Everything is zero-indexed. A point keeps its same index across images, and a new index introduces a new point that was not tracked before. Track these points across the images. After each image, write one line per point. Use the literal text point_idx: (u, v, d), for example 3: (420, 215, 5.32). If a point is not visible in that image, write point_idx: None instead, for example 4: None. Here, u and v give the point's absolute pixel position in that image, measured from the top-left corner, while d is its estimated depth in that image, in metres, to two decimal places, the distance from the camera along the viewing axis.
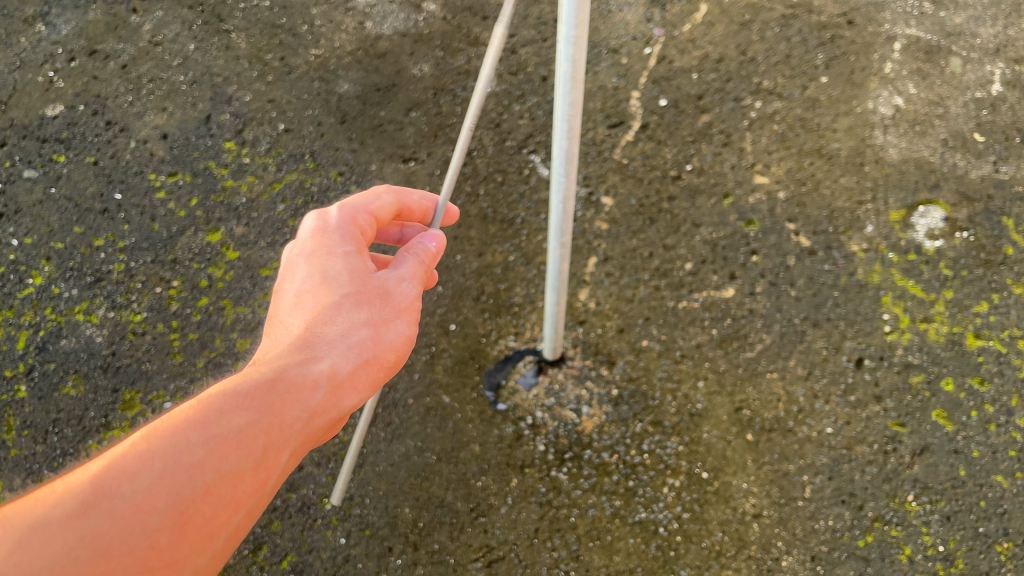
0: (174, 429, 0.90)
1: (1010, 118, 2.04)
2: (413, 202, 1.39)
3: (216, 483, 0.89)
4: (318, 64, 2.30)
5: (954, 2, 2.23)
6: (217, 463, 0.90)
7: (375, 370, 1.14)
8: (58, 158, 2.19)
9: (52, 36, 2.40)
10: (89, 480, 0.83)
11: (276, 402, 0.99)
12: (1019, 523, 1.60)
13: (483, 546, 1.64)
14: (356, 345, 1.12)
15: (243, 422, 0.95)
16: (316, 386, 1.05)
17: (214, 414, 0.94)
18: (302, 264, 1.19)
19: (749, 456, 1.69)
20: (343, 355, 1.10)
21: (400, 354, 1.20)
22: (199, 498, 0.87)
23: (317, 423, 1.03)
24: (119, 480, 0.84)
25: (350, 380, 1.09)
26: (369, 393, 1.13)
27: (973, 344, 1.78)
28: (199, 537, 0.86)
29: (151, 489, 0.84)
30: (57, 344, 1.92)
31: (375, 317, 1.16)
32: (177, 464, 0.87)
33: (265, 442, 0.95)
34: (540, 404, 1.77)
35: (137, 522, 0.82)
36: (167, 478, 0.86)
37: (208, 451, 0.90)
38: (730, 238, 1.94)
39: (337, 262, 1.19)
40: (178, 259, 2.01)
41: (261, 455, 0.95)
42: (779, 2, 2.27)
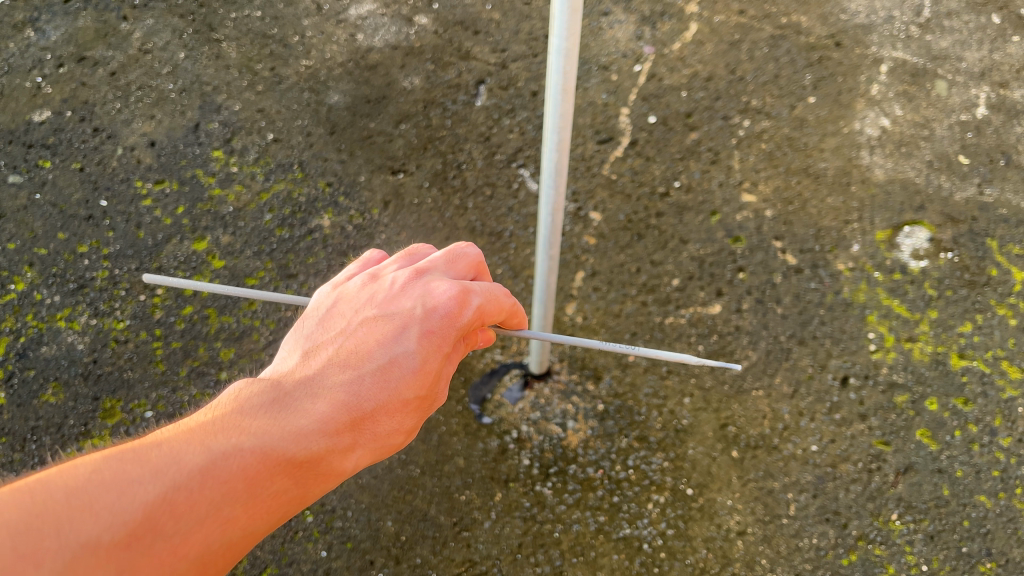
0: (225, 475, 0.88)
1: (995, 141, 2.07)
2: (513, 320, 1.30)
3: (229, 548, 0.86)
4: (308, 75, 2.30)
5: (941, 27, 2.26)
6: (244, 525, 0.88)
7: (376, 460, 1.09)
8: (43, 164, 2.18)
9: (40, 43, 2.39)
10: (144, 508, 0.81)
11: (309, 478, 0.95)
12: (1002, 543, 1.60)
13: (466, 561, 1.62)
14: (386, 445, 1.05)
15: (279, 489, 0.92)
16: (339, 477, 1.00)
17: (264, 473, 0.90)
18: (410, 336, 1.07)
19: (734, 473, 1.69)
20: (375, 451, 1.04)
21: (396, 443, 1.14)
22: (216, 555, 0.85)
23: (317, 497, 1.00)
24: (166, 518, 0.82)
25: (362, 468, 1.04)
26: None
27: (957, 364, 1.79)
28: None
29: (189, 541, 0.82)
30: (38, 351, 1.90)
31: (412, 427, 1.09)
32: (216, 517, 0.85)
33: (279, 518, 0.93)
34: (525, 418, 1.77)
35: (168, 566, 0.80)
36: (205, 528, 0.84)
37: (242, 513, 0.88)
38: (717, 254, 1.94)
39: (432, 357, 1.08)
40: (163, 267, 2.00)
41: (273, 523, 0.93)
42: (768, 23, 2.30)
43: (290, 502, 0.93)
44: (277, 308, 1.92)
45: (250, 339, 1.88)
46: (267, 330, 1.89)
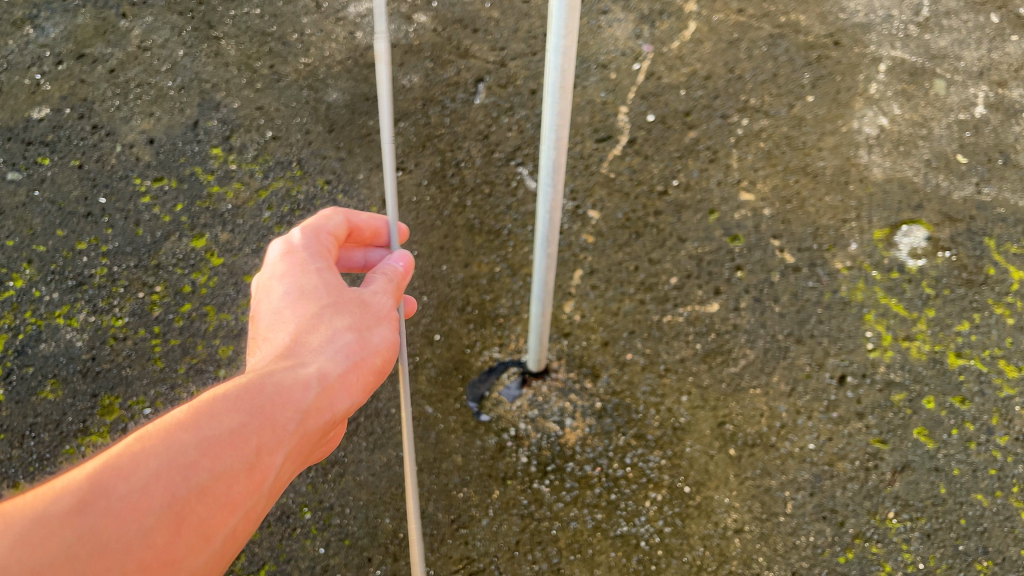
0: (165, 429, 0.86)
1: (993, 140, 2.07)
2: (359, 223, 1.30)
3: (211, 487, 0.85)
4: (307, 72, 2.30)
5: (939, 26, 2.26)
6: (211, 463, 0.86)
7: (365, 373, 1.09)
8: (42, 161, 2.18)
9: (40, 40, 2.40)
10: (85, 478, 0.78)
11: (266, 405, 0.95)
12: (998, 542, 1.60)
13: (463, 558, 1.63)
14: (342, 349, 1.07)
15: (235, 423, 0.91)
16: (309, 391, 1.00)
17: (204, 415, 0.89)
18: (276, 286, 1.13)
19: (731, 471, 1.69)
20: (333, 361, 1.05)
21: (388, 359, 1.15)
22: (195, 498, 0.83)
23: (312, 424, 0.99)
24: (114, 479, 0.79)
25: (341, 384, 1.05)
26: (362, 395, 1.10)
27: (954, 362, 1.79)
28: (196, 539, 0.82)
29: (147, 491, 0.80)
30: (36, 348, 1.90)
31: (358, 324, 1.12)
32: (171, 464, 0.83)
33: (260, 445, 0.91)
34: (523, 416, 1.77)
35: (132, 521, 0.78)
36: (162, 477, 0.82)
37: (203, 449, 0.86)
38: (715, 253, 1.94)
39: (308, 277, 1.13)
40: (162, 264, 2.00)
41: (261, 455, 0.91)
42: (766, 22, 2.30)
43: (258, 429, 0.92)
44: None
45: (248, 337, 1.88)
46: None
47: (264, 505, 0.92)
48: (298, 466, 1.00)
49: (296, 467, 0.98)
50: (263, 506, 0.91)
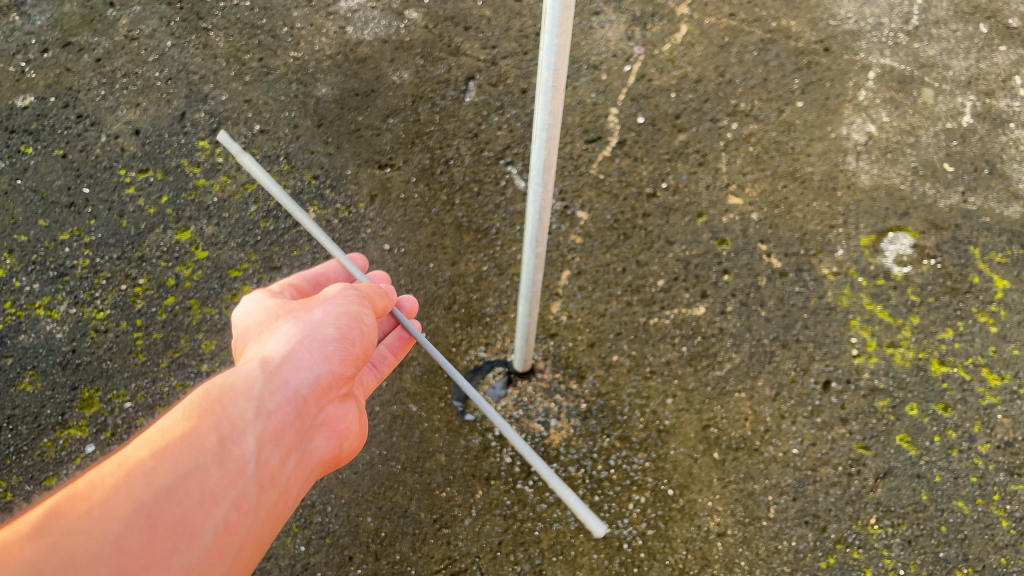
0: (118, 456, 0.89)
1: (979, 149, 2.08)
2: (320, 272, 1.51)
3: (179, 484, 0.87)
4: (296, 66, 2.28)
5: (929, 35, 2.27)
6: (170, 466, 0.88)
7: (317, 346, 1.15)
8: (25, 150, 2.15)
9: (25, 27, 2.37)
10: (41, 514, 0.80)
11: (217, 402, 0.99)
12: (978, 549, 1.61)
13: (445, 558, 1.62)
14: (285, 339, 1.15)
15: (188, 426, 0.94)
16: (256, 379, 1.05)
17: (156, 433, 0.93)
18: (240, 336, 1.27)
19: (715, 475, 1.69)
20: (278, 351, 1.12)
21: (345, 328, 1.20)
22: (163, 499, 0.85)
23: (270, 406, 1.03)
24: (73, 504, 0.81)
25: (290, 363, 1.10)
26: (325, 368, 1.14)
27: (937, 370, 1.80)
28: (176, 536, 0.83)
29: (109, 502, 0.82)
30: (16, 339, 1.88)
31: (298, 313, 1.20)
32: (128, 476, 0.85)
33: (220, 437, 0.94)
34: (508, 416, 1.76)
35: (99, 532, 0.79)
36: (122, 486, 0.84)
37: (162, 455, 0.89)
38: (703, 256, 1.94)
39: (255, 311, 1.27)
40: (145, 256, 1.98)
41: (226, 446, 0.94)
42: (758, 26, 2.30)
43: (213, 424, 0.95)
44: None
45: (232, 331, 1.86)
46: None
47: (250, 493, 0.94)
48: (285, 453, 1.02)
49: (279, 452, 1.00)
50: (249, 494, 0.94)
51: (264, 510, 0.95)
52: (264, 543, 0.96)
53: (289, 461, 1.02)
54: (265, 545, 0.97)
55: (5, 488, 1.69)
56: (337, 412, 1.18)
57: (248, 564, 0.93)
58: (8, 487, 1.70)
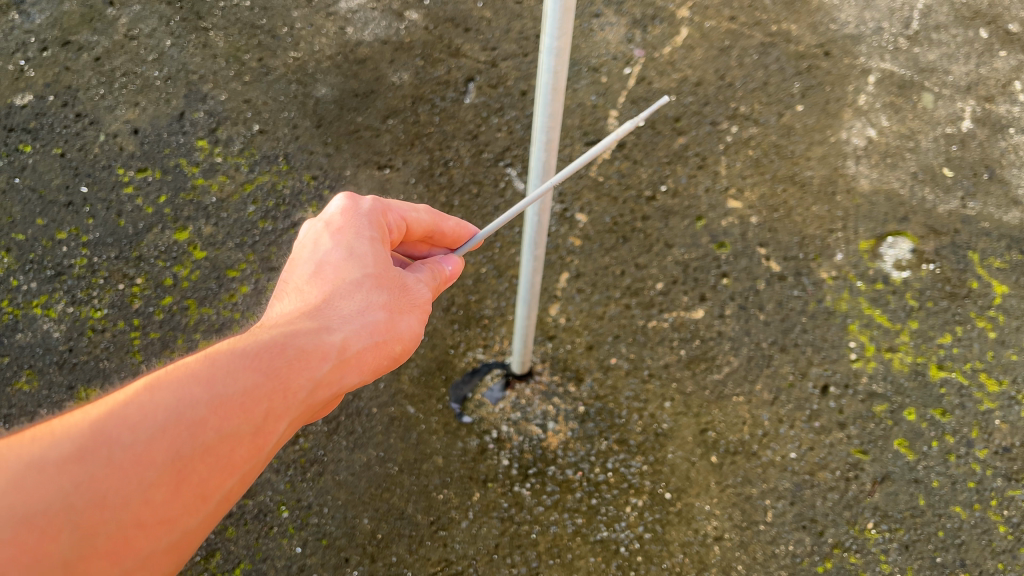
0: (178, 379, 0.84)
1: (979, 155, 2.08)
2: (445, 229, 1.27)
3: (215, 447, 0.83)
4: (296, 67, 2.28)
5: (929, 40, 2.27)
6: (218, 423, 0.84)
7: (381, 356, 1.06)
8: (24, 148, 2.15)
9: (24, 25, 2.36)
10: (89, 425, 0.78)
11: (283, 368, 0.93)
12: (976, 555, 1.61)
13: (442, 560, 1.62)
14: (369, 327, 1.04)
15: (248, 382, 0.88)
16: (327, 362, 0.97)
17: (219, 372, 0.87)
18: (328, 238, 1.12)
19: (712, 478, 1.69)
20: (359, 338, 1.02)
21: (406, 349, 1.11)
22: (197, 458, 0.82)
23: (319, 396, 0.97)
24: (119, 432, 0.79)
25: (358, 360, 1.02)
26: (371, 378, 1.06)
27: (936, 375, 1.80)
28: (193, 499, 0.81)
29: (149, 446, 0.79)
30: (12, 339, 1.88)
31: (392, 305, 1.09)
32: (178, 420, 0.82)
33: (267, 412, 0.89)
34: (505, 418, 1.76)
35: (133, 476, 0.78)
36: (167, 432, 0.81)
37: (214, 410, 0.84)
38: (702, 260, 1.94)
39: (359, 247, 1.10)
40: (143, 256, 1.97)
41: (269, 425, 0.89)
42: (758, 30, 2.30)
43: (269, 393, 0.90)
44: (257, 301, 1.90)
45: (229, 332, 1.86)
46: (247, 323, 1.86)
47: (263, 467, 0.91)
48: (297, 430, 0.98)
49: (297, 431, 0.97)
50: (262, 467, 0.90)
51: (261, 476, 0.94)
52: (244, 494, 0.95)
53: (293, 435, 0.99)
54: None
55: None
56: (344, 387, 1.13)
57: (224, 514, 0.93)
58: None
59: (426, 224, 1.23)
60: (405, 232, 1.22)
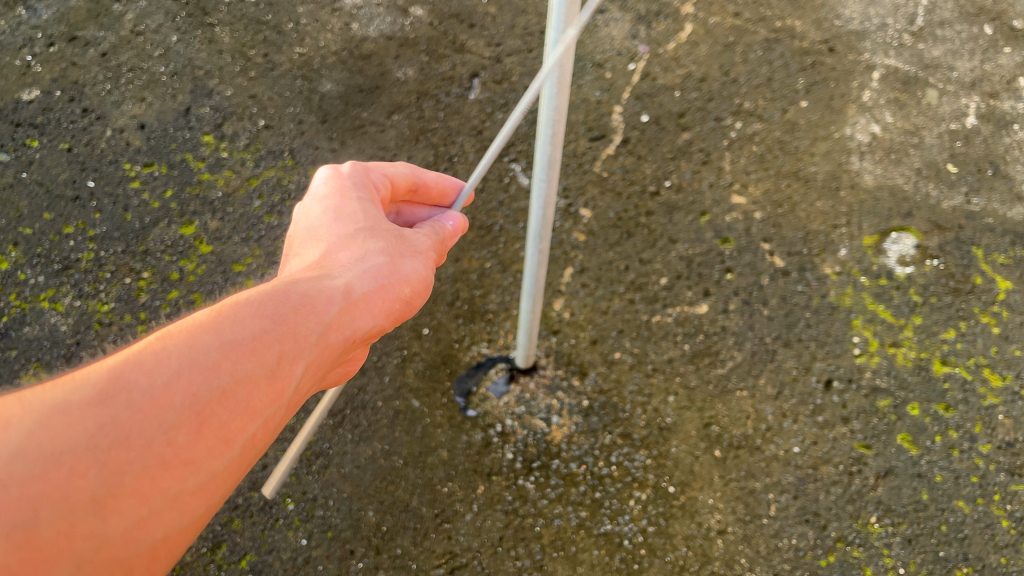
0: (188, 331, 0.85)
1: (983, 151, 2.08)
2: (427, 181, 1.31)
3: (233, 389, 0.84)
4: (301, 62, 2.29)
5: (933, 36, 2.27)
6: (232, 366, 0.85)
7: (389, 299, 1.09)
8: (31, 143, 2.16)
9: (32, 21, 2.37)
10: (106, 371, 0.78)
11: (290, 313, 0.94)
12: (979, 549, 1.61)
13: (447, 552, 1.63)
14: (372, 271, 1.08)
15: (257, 328, 0.90)
16: (334, 304, 1.00)
17: (227, 320, 0.89)
18: (318, 205, 1.15)
19: (716, 472, 1.70)
20: (363, 279, 1.06)
21: (415, 293, 1.14)
22: (217, 401, 0.82)
23: (331, 339, 0.98)
24: (136, 375, 0.79)
25: (364, 303, 1.04)
26: (382, 322, 1.09)
27: (939, 370, 1.80)
28: (217, 441, 0.81)
29: (168, 387, 0.80)
30: (20, 332, 1.89)
31: (391, 250, 1.12)
32: (192, 363, 0.82)
33: (281, 354, 0.90)
34: (509, 412, 1.76)
35: (153, 417, 0.77)
36: (184, 375, 0.81)
37: (229, 354, 0.86)
38: (705, 255, 1.95)
39: (348, 203, 1.14)
40: (149, 251, 1.98)
41: (282, 367, 0.90)
42: (762, 26, 2.30)
43: (280, 336, 0.91)
44: None
45: None
46: None
47: (283, 414, 0.91)
48: (315, 382, 0.99)
49: (316, 382, 0.98)
50: (282, 415, 0.91)
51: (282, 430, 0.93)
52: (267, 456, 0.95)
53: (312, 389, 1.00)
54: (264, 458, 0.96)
55: None
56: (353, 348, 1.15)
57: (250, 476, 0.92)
58: None
59: (409, 175, 1.28)
60: (392, 189, 1.26)
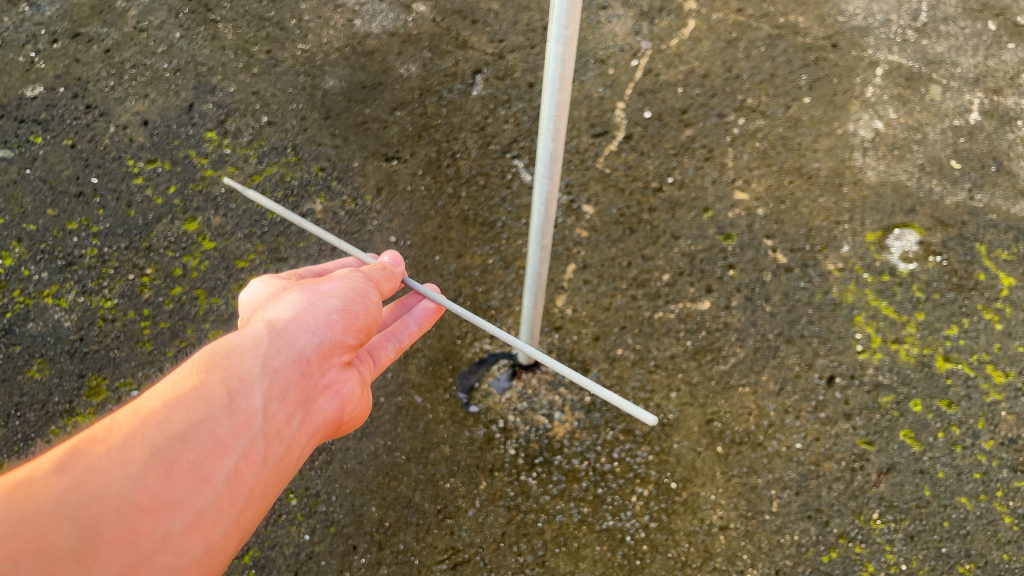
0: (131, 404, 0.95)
1: (987, 147, 2.08)
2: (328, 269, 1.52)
3: (191, 430, 0.93)
4: (304, 59, 2.29)
5: (937, 32, 2.27)
6: (184, 413, 0.94)
7: (321, 314, 1.19)
8: (35, 140, 2.17)
9: (35, 17, 2.38)
10: (63, 450, 0.87)
11: (226, 361, 1.04)
12: (981, 545, 1.61)
13: (449, 548, 1.63)
14: (290, 305, 1.19)
15: (199, 381, 1.00)
16: (261, 340, 1.10)
17: (166, 385, 0.99)
18: (242, 305, 1.32)
19: (718, 469, 1.70)
20: (283, 315, 1.17)
21: (351, 302, 1.24)
22: (177, 444, 0.91)
23: (276, 366, 1.08)
24: (91, 446, 0.87)
25: (295, 326, 1.15)
26: (328, 334, 1.18)
27: (942, 366, 1.80)
28: (191, 478, 0.90)
29: (126, 443, 0.88)
30: (24, 328, 1.89)
31: (305, 286, 1.25)
32: (143, 422, 0.91)
33: (229, 391, 1.01)
34: (512, 408, 1.77)
35: (118, 471, 0.86)
36: (138, 432, 0.90)
37: (173, 404, 0.95)
38: (708, 251, 1.95)
39: (258, 288, 1.30)
40: (153, 247, 1.99)
41: (235, 404, 1.00)
42: (766, 22, 2.30)
43: (222, 379, 1.02)
44: None
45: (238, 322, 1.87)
46: None
47: (260, 445, 1.00)
48: (290, 410, 1.07)
49: (286, 407, 1.07)
50: (257, 446, 1.00)
51: (273, 462, 1.02)
52: (272, 493, 1.03)
53: (294, 418, 1.08)
54: (273, 498, 1.03)
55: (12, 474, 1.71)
56: (337, 379, 1.20)
57: (259, 512, 0.99)
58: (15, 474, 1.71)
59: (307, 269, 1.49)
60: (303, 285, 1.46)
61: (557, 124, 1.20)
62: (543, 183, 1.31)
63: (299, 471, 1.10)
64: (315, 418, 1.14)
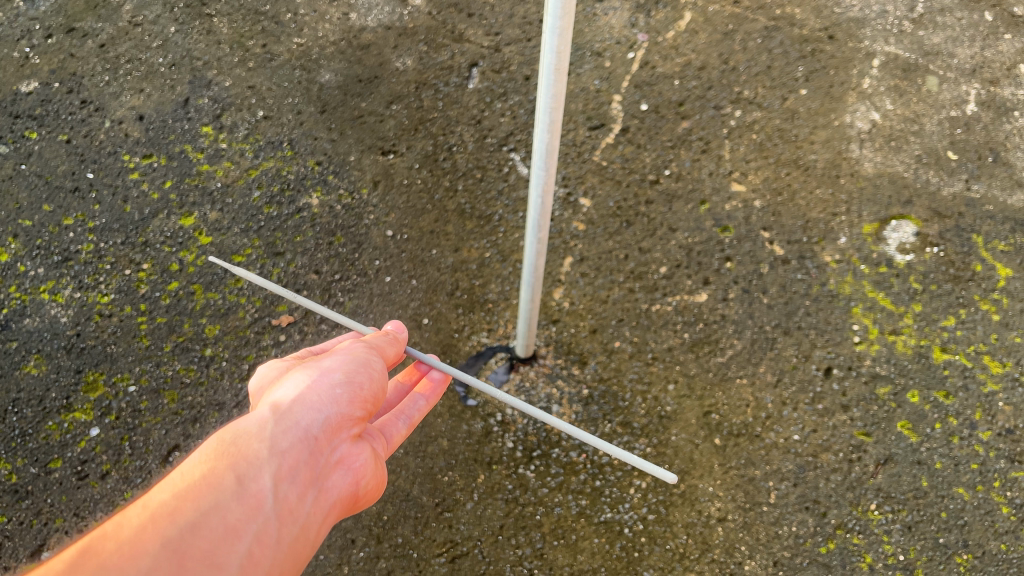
0: (138, 502, 0.85)
1: (984, 138, 2.07)
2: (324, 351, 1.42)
3: (202, 518, 0.83)
4: (300, 53, 2.28)
5: (933, 23, 2.27)
6: (193, 502, 0.85)
7: (325, 389, 1.10)
8: (30, 135, 2.16)
9: (29, 12, 2.37)
10: (69, 555, 0.76)
11: (233, 446, 0.95)
12: (978, 536, 1.61)
13: (447, 541, 1.63)
14: (292, 386, 1.11)
15: (205, 470, 0.90)
16: (266, 422, 1.01)
17: (171, 479, 0.89)
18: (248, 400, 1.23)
19: (716, 461, 1.70)
20: (287, 396, 1.07)
21: (355, 374, 1.16)
22: (188, 533, 0.81)
23: (284, 446, 0.99)
24: (101, 545, 0.77)
25: (299, 403, 1.06)
26: (335, 408, 1.09)
27: (939, 357, 1.80)
28: (205, 567, 0.80)
29: (136, 536, 0.78)
30: (21, 323, 1.89)
31: (306, 367, 1.16)
32: (151, 515, 0.81)
33: (237, 476, 0.91)
34: (510, 401, 1.77)
35: (129, 565, 0.75)
36: (147, 525, 0.80)
37: (182, 495, 0.85)
38: (705, 243, 1.95)
39: (263, 377, 1.23)
40: (149, 242, 1.98)
41: (245, 487, 0.91)
42: (762, 14, 2.30)
43: (230, 465, 0.92)
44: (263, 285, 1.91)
45: (235, 317, 1.87)
46: (253, 308, 1.87)
47: (274, 529, 0.91)
48: (302, 489, 0.97)
49: (298, 487, 0.97)
50: (272, 530, 0.90)
51: (288, 544, 0.92)
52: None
53: (307, 497, 0.98)
54: None
55: (8, 470, 1.71)
56: (351, 451, 1.10)
57: None
58: (11, 469, 1.71)
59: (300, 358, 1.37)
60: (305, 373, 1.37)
61: (554, 115, 1.20)
62: (540, 177, 1.30)
63: (317, 552, 0.99)
64: (329, 495, 1.03)
